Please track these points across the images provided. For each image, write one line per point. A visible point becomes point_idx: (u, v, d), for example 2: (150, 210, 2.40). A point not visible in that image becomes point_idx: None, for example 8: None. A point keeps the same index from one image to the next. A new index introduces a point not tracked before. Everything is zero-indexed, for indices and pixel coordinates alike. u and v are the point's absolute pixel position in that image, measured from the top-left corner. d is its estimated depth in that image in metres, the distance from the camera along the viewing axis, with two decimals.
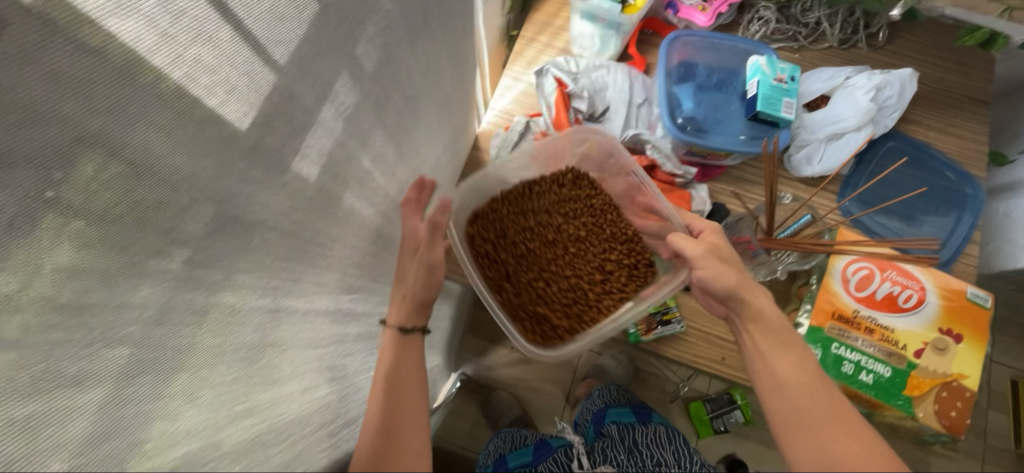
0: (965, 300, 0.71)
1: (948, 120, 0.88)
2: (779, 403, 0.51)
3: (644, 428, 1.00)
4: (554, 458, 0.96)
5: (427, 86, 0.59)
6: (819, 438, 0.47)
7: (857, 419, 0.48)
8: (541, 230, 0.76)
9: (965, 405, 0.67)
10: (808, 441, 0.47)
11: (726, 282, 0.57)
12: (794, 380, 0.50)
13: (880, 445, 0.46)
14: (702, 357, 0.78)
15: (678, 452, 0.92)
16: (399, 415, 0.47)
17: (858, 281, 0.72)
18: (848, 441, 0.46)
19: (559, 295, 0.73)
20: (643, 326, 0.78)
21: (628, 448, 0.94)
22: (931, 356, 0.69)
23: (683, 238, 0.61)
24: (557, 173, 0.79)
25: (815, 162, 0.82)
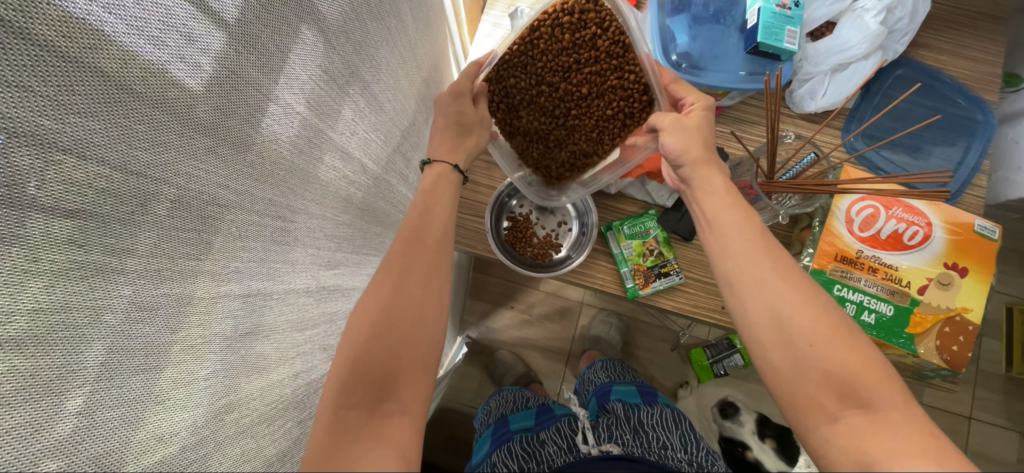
0: (972, 233, 0.69)
1: (960, 41, 0.82)
2: (730, 268, 0.53)
3: (650, 409, 1.01)
4: (557, 431, 0.97)
5: (386, 37, 0.53)
6: (773, 294, 0.49)
7: (799, 274, 0.50)
8: (544, 87, 0.69)
9: (968, 339, 0.66)
10: (759, 297, 0.50)
11: (694, 154, 0.59)
12: (748, 248, 0.52)
13: (834, 312, 0.48)
14: (702, 307, 0.76)
15: (684, 437, 0.95)
16: (394, 328, 0.47)
17: (862, 221, 0.70)
18: (803, 301, 0.48)
19: (559, 150, 0.74)
20: (640, 278, 0.75)
21: (634, 428, 0.95)
22: (934, 292, 0.68)
23: (669, 131, 0.61)
24: (559, 10, 0.64)
25: (818, 96, 0.77)
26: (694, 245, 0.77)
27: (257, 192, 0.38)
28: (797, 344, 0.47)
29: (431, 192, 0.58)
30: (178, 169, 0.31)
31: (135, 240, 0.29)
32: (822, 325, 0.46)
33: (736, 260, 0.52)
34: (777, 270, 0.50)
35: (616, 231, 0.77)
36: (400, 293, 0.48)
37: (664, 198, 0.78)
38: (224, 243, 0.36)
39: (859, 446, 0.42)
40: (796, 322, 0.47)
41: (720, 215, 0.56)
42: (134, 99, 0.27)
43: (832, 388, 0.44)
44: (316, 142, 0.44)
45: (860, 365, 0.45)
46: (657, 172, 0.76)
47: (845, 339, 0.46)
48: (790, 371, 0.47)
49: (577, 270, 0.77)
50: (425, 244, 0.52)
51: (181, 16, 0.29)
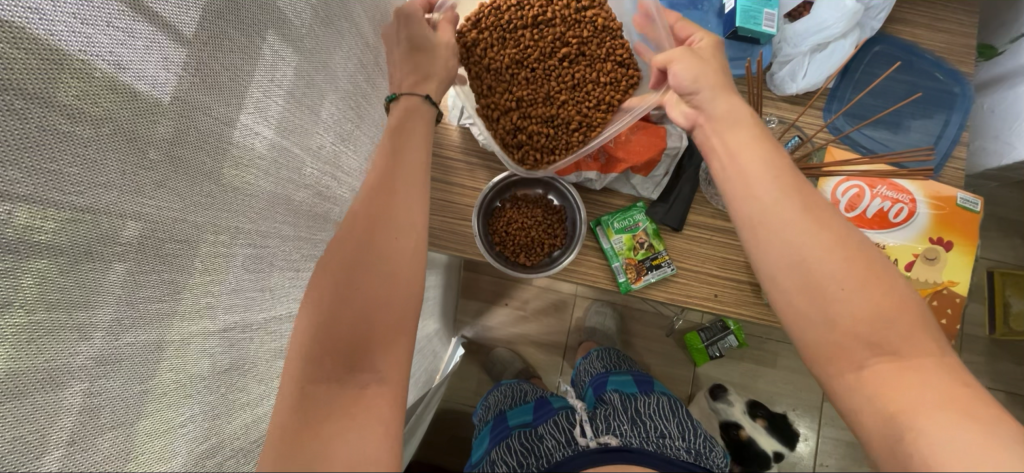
0: (956, 207, 0.69)
1: (934, 13, 0.82)
2: (749, 204, 0.50)
3: (647, 399, 1.01)
4: (556, 423, 0.95)
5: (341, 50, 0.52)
6: (796, 237, 0.46)
7: (829, 211, 0.47)
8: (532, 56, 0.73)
9: (955, 311, 0.68)
10: (780, 235, 0.47)
11: (708, 84, 0.56)
12: (770, 184, 0.49)
13: (865, 252, 0.45)
14: (695, 297, 0.77)
15: (681, 425, 0.95)
16: (367, 287, 0.44)
17: (846, 201, 0.70)
18: (831, 243, 0.45)
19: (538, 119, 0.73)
20: (632, 272, 0.74)
21: (631, 418, 0.94)
22: (921, 267, 0.69)
23: (678, 62, 0.58)
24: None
25: (800, 79, 0.76)
26: (684, 235, 0.78)
27: (222, 223, 0.37)
28: (823, 288, 0.45)
29: (398, 136, 0.52)
30: (126, 208, 0.29)
31: (95, 291, 0.28)
32: (852, 268, 0.44)
33: (756, 197, 0.49)
34: (798, 208, 0.47)
35: (604, 226, 0.76)
36: (369, 249, 0.45)
37: (649, 190, 0.77)
38: (192, 279, 0.34)
39: (880, 393, 0.42)
40: (823, 262, 0.45)
41: (739, 148, 0.52)
42: (64, 141, 0.26)
43: (855, 336, 0.43)
44: (285, 164, 0.43)
45: (890, 309, 0.43)
46: (642, 166, 0.74)
47: (876, 281, 0.44)
48: (812, 313, 0.45)
49: (568, 268, 0.77)
50: (393, 198, 0.48)
51: (105, 43, 0.27)
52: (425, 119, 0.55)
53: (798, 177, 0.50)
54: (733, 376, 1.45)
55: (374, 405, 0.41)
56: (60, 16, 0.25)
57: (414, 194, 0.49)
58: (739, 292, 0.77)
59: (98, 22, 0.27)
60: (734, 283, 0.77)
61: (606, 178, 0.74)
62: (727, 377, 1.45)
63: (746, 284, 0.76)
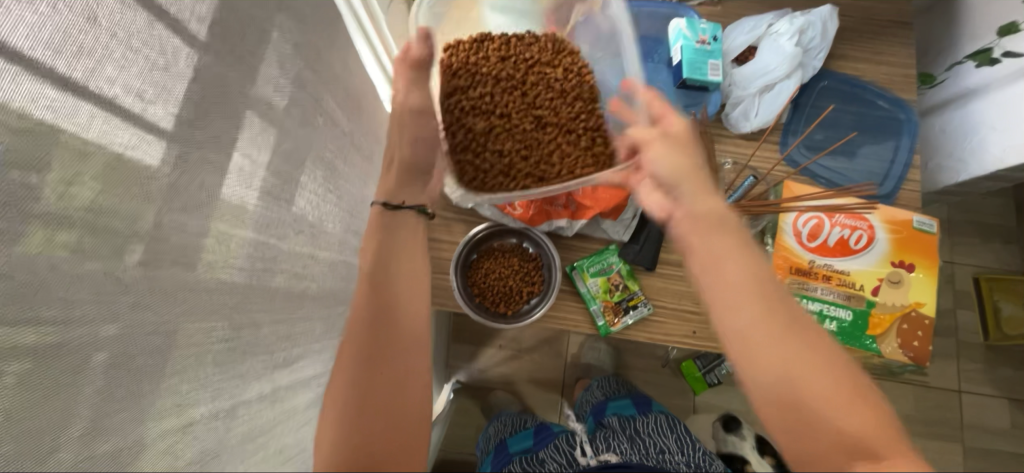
0: (912, 229, 0.72)
1: (873, 48, 0.88)
2: (733, 321, 0.45)
3: (645, 417, 1.00)
4: (557, 445, 0.95)
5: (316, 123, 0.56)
6: (750, 322, 0.44)
7: (805, 323, 0.45)
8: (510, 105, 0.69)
9: (925, 333, 0.69)
10: (767, 357, 0.43)
11: (685, 180, 0.53)
12: (745, 298, 0.45)
13: (815, 337, 0.44)
14: (675, 334, 0.78)
15: (681, 439, 0.94)
16: (378, 409, 0.48)
17: (807, 232, 0.73)
18: (783, 329, 0.44)
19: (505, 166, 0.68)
20: (610, 314, 0.76)
21: (630, 436, 0.94)
22: (887, 291, 0.71)
23: (656, 152, 0.55)
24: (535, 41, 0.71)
25: (752, 118, 0.81)
26: (658, 273, 0.80)
27: (196, 319, 0.40)
28: (785, 381, 0.42)
29: (390, 240, 0.57)
30: (95, 332, 0.33)
31: (70, 409, 0.32)
32: (800, 350, 0.43)
33: (737, 314, 0.45)
34: (775, 321, 0.44)
35: (580, 271, 0.78)
36: (373, 376, 0.49)
37: (620, 232, 0.80)
38: (161, 382, 0.38)
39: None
40: (806, 382, 0.42)
41: (715, 255, 0.48)
42: (44, 289, 0.29)
43: (803, 421, 0.41)
44: (260, 253, 0.46)
45: (848, 394, 0.41)
46: (611, 211, 0.77)
47: (832, 368, 0.42)
48: (806, 446, 0.41)
49: (548, 314, 0.78)
50: (392, 307, 0.53)
51: (85, 196, 0.31)
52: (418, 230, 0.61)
53: (753, 255, 0.48)
54: (734, 402, 1.44)
55: None
56: (45, 185, 0.29)
57: (409, 296, 0.55)
58: None
59: (79, 179, 0.30)
60: (711, 317, 0.78)
61: (576, 224, 0.77)
62: (728, 403, 1.44)
63: None
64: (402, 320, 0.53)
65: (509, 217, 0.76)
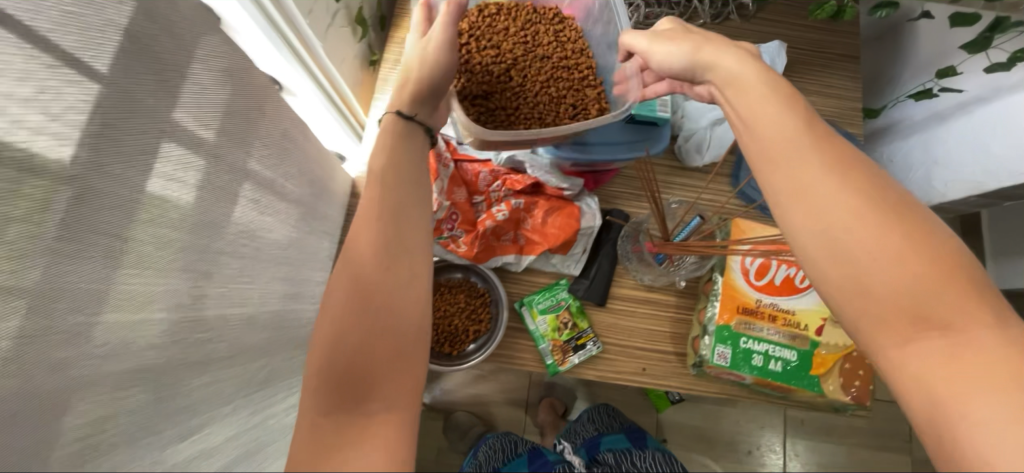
0: None
1: (822, 81, 0.89)
2: (780, 181, 0.43)
3: (642, 452, 1.01)
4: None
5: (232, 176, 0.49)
6: (824, 200, 0.40)
7: (889, 193, 0.40)
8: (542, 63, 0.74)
9: (866, 373, 0.70)
10: (804, 209, 0.41)
11: (769, 87, 0.47)
12: (809, 159, 0.42)
13: (909, 215, 0.39)
14: (625, 372, 0.77)
15: None
16: (381, 329, 0.42)
17: (754, 270, 0.73)
18: (856, 209, 0.39)
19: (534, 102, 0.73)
20: (558, 354, 0.74)
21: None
22: (830, 331, 0.71)
23: (657, 55, 0.58)
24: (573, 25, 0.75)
25: (705, 152, 0.80)
26: (609, 309, 0.78)
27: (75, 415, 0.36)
28: (825, 235, 0.40)
29: (387, 185, 0.50)
30: None
31: None
32: (926, 272, 0.37)
33: (801, 172, 0.42)
34: (849, 180, 0.41)
35: (529, 308, 0.76)
36: (368, 298, 0.43)
37: (571, 267, 0.78)
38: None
39: (945, 409, 0.34)
40: (863, 249, 0.38)
41: (760, 121, 0.46)
42: None
43: (907, 323, 0.37)
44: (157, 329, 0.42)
45: (940, 289, 0.36)
46: (560, 246, 0.75)
47: (929, 257, 0.37)
48: (852, 286, 0.39)
49: (497, 352, 0.76)
50: (391, 272, 0.45)
51: None
52: (423, 192, 0.52)
53: (813, 128, 0.44)
54: (694, 418, 1.46)
55: (382, 438, 0.39)
56: None
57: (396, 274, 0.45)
58: (668, 364, 0.77)
59: None
60: (661, 354, 0.77)
61: (525, 260, 0.75)
62: (688, 419, 1.45)
63: (672, 355, 0.77)
64: (389, 298, 0.44)
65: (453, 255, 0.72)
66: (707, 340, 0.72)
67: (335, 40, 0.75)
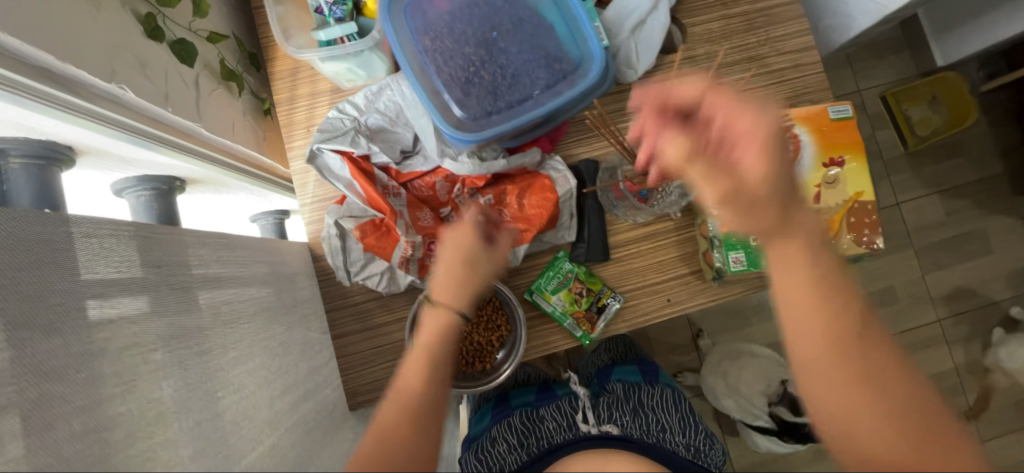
0: (831, 122, 0.72)
1: None
2: (778, 274, 0.40)
3: (651, 391, 1.04)
4: (557, 407, 0.95)
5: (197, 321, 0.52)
6: (828, 317, 0.38)
7: (901, 371, 0.37)
8: None
9: (873, 219, 0.70)
10: (802, 319, 0.38)
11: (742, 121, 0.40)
12: (806, 285, 0.39)
13: (876, 335, 0.38)
14: (651, 312, 0.76)
15: (683, 418, 0.96)
16: (421, 373, 0.47)
17: None
18: (811, 291, 0.39)
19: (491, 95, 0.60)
20: (585, 324, 0.73)
21: (635, 408, 0.94)
22: (827, 194, 0.70)
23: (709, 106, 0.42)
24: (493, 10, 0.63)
25: (636, 65, 0.74)
26: (614, 259, 0.76)
27: None
28: (855, 377, 0.36)
29: (447, 290, 0.53)
30: None
31: None
32: (874, 368, 0.37)
33: (794, 270, 0.39)
34: (854, 312, 0.38)
35: (539, 292, 0.73)
36: (434, 347, 0.49)
37: (564, 236, 0.74)
38: None
39: (854, 432, 0.36)
40: (892, 387, 0.36)
41: (788, 266, 0.39)
42: None
43: (829, 353, 0.37)
44: None
45: (941, 426, 0.35)
46: (547, 225, 0.71)
47: (896, 375, 0.36)
48: (859, 404, 0.36)
49: (530, 346, 0.74)
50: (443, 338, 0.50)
51: None
52: (454, 265, 0.54)
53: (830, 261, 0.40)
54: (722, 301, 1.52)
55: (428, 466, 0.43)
56: None
57: (438, 406, 0.46)
58: (688, 286, 0.77)
59: None
60: (680, 279, 0.77)
61: (520, 252, 0.70)
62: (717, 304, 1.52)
63: (689, 276, 0.76)
64: (421, 440, 0.43)
65: None
66: (718, 252, 0.71)
67: (212, 111, 0.64)
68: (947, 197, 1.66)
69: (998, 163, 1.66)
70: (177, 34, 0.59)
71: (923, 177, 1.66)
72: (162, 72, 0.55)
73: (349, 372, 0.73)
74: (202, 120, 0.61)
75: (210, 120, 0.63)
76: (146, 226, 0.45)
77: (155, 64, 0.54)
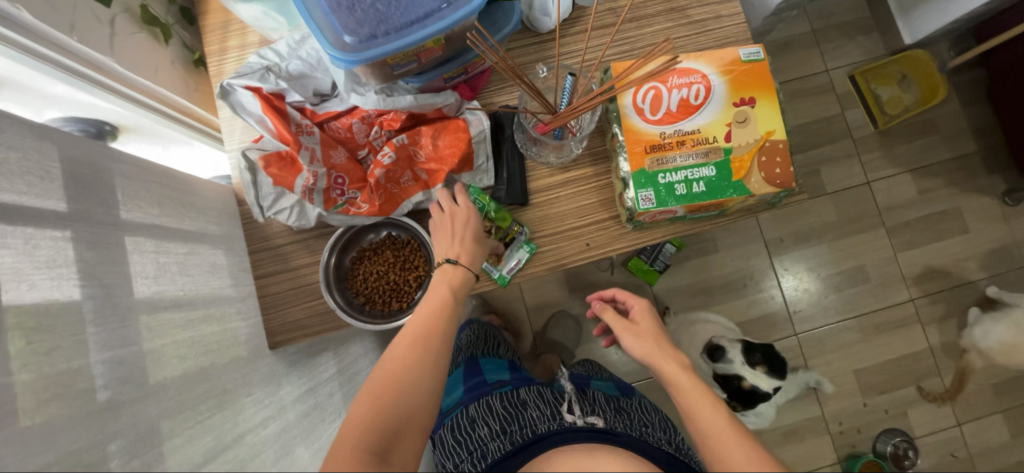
0: (743, 63, 0.72)
1: None
2: (702, 423, 0.52)
3: (630, 399, 0.89)
4: (540, 393, 0.83)
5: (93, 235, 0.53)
6: (734, 455, 0.48)
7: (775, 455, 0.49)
8: None
9: (784, 157, 0.70)
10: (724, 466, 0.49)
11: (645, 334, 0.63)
12: (728, 433, 0.50)
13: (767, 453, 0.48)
14: (570, 255, 0.77)
15: (664, 422, 0.85)
16: (375, 421, 0.49)
17: (647, 106, 0.71)
18: (724, 419, 0.52)
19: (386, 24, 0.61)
20: (494, 259, 0.75)
21: (615, 409, 0.80)
22: (737, 134, 0.71)
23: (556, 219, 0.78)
24: None
25: (551, 12, 0.74)
26: (532, 203, 0.77)
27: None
28: None
29: (424, 342, 0.56)
30: None
31: None
32: (770, 467, 0.47)
33: (705, 411, 0.53)
34: (754, 446, 0.49)
35: None
36: (388, 398, 0.51)
37: (482, 179, 0.75)
38: None
39: None
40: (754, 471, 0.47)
41: (704, 423, 0.52)
42: None
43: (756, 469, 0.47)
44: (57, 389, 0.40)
45: None
46: (459, 163, 0.72)
47: (771, 461, 0.47)
48: None
49: None
50: (399, 383, 0.52)
51: None
52: (433, 312, 0.60)
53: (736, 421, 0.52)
54: (687, 278, 1.51)
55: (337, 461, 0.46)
56: None
57: (395, 447, 0.49)
58: (607, 230, 0.77)
59: None
60: (599, 223, 0.77)
61: (433, 192, 0.73)
62: (681, 281, 1.50)
63: (608, 219, 0.77)
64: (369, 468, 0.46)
65: (360, 216, 0.70)
66: (629, 191, 0.71)
67: (130, 51, 0.66)
68: (921, 176, 1.58)
69: (973, 141, 1.60)
70: None
71: (893, 155, 1.59)
72: (70, 5, 0.57)
73: (270, 310, 0.75)
74: (117, 57, 0.64)
75: (127, 59, 0.66)
76: (27, 119, 0.47)
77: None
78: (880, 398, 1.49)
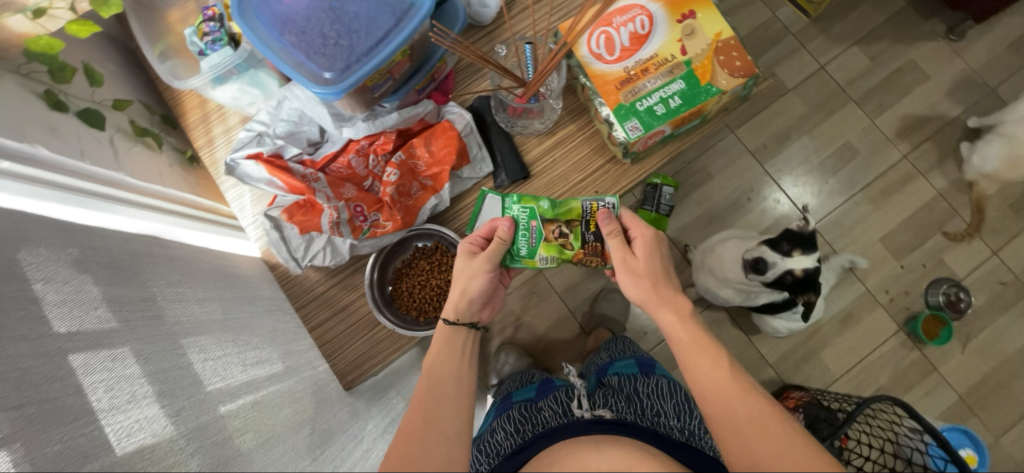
0: None
1: None
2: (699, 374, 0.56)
3: (647, 380, 0.83)
4: (555, 396, 0.78)
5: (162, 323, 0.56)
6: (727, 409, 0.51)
7: (781, 424, 0.49)
8: None
9: (739, 50, 0.75)
10: (737, 436, 0.49)
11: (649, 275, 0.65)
12: (721, 395, 0.52)
13: (774, 420, 0.49)
14: None
15: (681, 407, 0.78)
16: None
17: (603, 49, 0.77)
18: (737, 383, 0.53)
19: None
20: None
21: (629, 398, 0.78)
22: (690, 45, 0.76)
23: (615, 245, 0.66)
24: None
25: (489, 3, 0.80)
26: (533, 174, 0.81)
27: None
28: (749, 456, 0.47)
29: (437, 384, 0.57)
30: None
31: None
32: (766, 428, 0.48)
33: (703, 362, 0.56)
34: (748, 402, 0.51)
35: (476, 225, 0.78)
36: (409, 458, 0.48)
37: (481, 169, 0.80)
38: None
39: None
40: (753, 443, 0.48)
41: (699, 373, 0.56)
42: None
43: (751, 426, 0.49)
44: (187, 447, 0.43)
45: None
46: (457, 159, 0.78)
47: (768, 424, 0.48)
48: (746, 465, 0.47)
49: None
50: (425, 438, 0.51)
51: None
52: (449, 357, 0.61)
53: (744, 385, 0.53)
54: (693, 211, 1.54)
55: None
56: None
57: None
58: (607, 173, 0.82)
59: None
60: (598, 170, 0.82)
61: (444, 193, 0.77)
62: (689, 216, 1.54)
63: (604, 164, 0.82)
64: None
65: (387, 233, 0.75)
66: (615, 127, 0.75)
67: (135, 163, 0.71)
68: (866, 46, 1.64)
69: None
70: (81, 106, 0.66)
71: (834, 35, 1.65)
72: (74, 136, 0.62)
73: (333, 355, 0.75)
74: (124, 170, 0.67)
75: (133, 170, 0.70)
76: (81, 236, 0.50)
77: (68, 130, 0.61)
78: (913, 255, 1.50)
